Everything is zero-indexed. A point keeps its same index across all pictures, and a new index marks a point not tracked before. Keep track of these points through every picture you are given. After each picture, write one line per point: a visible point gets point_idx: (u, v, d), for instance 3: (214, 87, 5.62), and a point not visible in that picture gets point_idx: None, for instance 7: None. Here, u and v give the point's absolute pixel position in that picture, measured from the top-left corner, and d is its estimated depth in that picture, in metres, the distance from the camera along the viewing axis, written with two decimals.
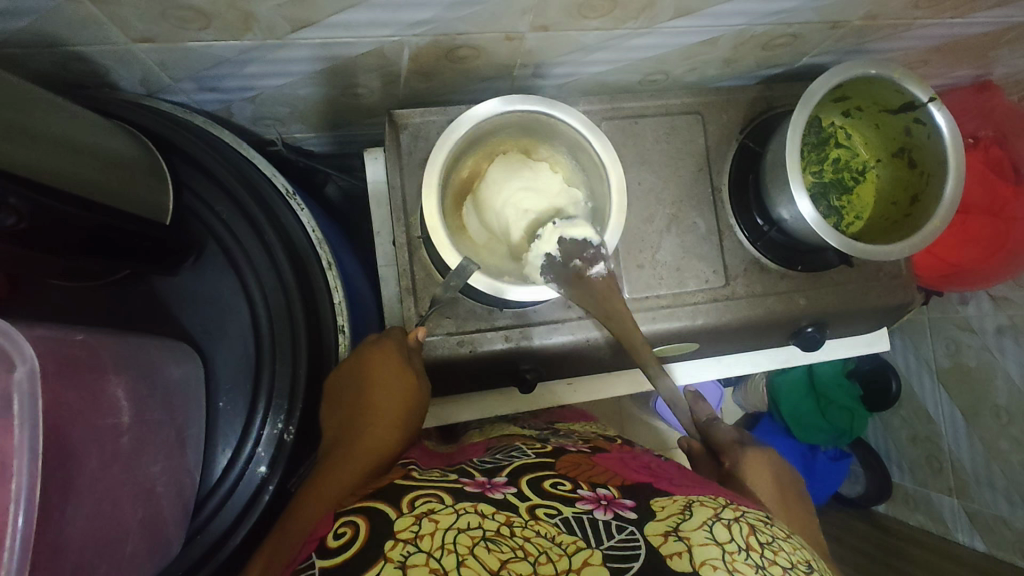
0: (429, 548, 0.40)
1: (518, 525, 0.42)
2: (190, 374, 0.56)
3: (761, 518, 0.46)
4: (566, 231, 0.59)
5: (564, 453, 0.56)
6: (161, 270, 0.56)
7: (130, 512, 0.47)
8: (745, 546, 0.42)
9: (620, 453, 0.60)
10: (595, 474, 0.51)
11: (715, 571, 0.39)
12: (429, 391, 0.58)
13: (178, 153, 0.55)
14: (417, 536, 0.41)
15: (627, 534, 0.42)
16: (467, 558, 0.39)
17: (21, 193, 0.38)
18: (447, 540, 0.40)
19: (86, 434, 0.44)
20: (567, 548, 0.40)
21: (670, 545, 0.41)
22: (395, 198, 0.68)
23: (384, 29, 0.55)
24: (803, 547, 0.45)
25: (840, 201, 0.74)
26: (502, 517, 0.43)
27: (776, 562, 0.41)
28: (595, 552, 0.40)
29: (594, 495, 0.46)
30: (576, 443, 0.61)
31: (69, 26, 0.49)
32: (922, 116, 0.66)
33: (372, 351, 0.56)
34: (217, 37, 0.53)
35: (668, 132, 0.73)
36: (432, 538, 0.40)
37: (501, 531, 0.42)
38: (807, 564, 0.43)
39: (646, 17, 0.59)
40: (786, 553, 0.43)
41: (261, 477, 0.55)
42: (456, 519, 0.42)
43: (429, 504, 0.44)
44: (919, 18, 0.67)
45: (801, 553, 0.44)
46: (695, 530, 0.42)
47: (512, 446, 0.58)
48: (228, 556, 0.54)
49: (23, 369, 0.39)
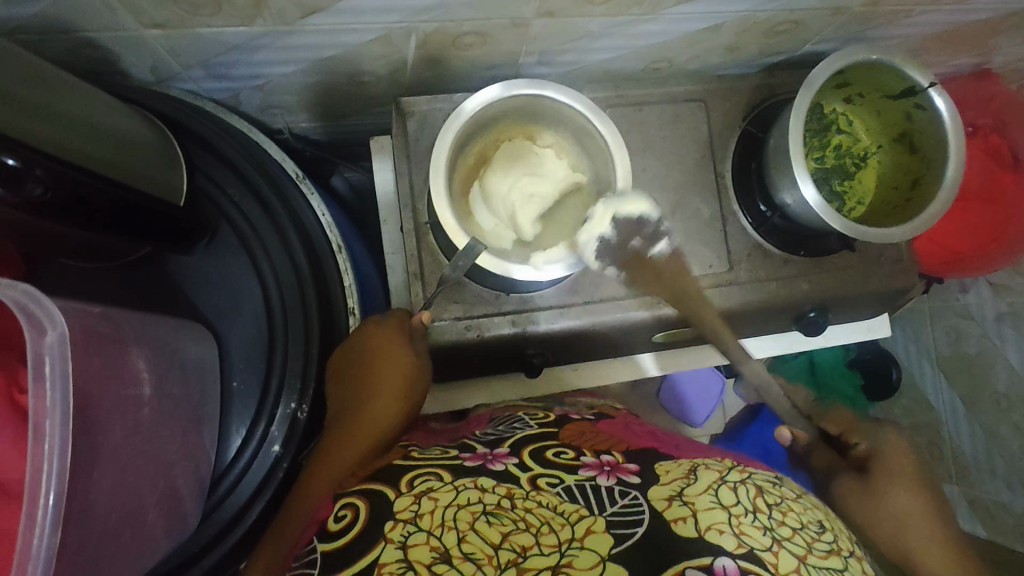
0: (429, 526, 0.40)
1: (520, 497, 0.43)
2: (206, 353, 0.57)
3: (769, 480, 0.47)
4: (619, 208, 0.62)
5: (565, 421, 0.57)
6: (179, 249, 0.57)
7: (149, 483, 0.48)
8: (752, 508, 0.43)
9: (624, 418, 0.62)
10: (600, 441, 0.52)
11: (721, 535, 0.40)
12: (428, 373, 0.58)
13: (192, 138, 0.56)
14: (416, 515, 0.41)
15: (631, 499, 0.43)
16: (468, 534, 0.40)
17: (49, 165, 0.40)
18: (448, 517, 0.41)
19: (111, 403, 0.46)
20: (570, 516, 0.41)
21: (675, 511, 0.42)
22: (402, 184, 0.69)
23: (392, 15, 0.55)
24: (811, 504, 0.47)
25: (842, 186, 0.75)
26: (503, 491, 0.44)
27: (784, 522, 0.42)
28: (598, 520, 0.41)
29: (597, 461, 0.48)
30: (582, 410, 0.63)
31: (82, 12, 0.50)
32: (923, 101, 0.67)
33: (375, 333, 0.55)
34: (228, 23, 0.53)
35: (672, 120, 0.74)
36: (432, 516, 0.40)
37: (501, 504, 0.42)
38: (816, 523, 0.44)
39: (650, 3, 0.60)
40: (795, 513, 0.44)
41: (275, 455, 0.56)
42: (456, 495, 0.43)
43: (428, 482, 0.44)
44: (919, 5, 0.68)
45: (811, 512, 0.45)
46: (700, 495, 0.43)
47: (516, 417, 0.59)
48: (247, 529, 0.55)
49: (54, 334, 0.40)
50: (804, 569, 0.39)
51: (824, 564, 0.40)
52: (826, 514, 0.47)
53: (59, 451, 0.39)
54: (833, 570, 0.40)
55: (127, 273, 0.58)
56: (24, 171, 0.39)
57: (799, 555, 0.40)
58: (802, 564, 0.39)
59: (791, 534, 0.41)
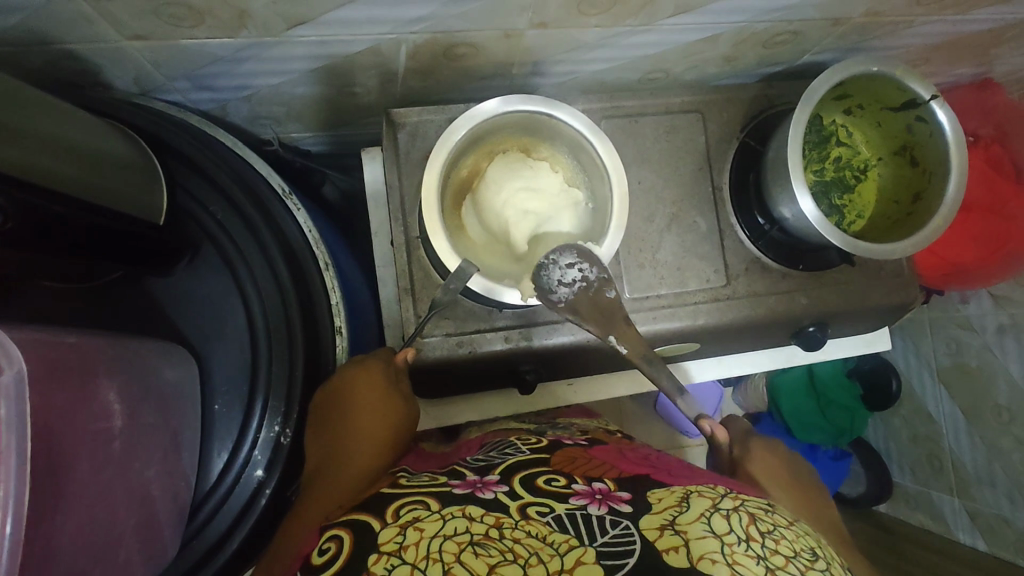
0: (413, 559, 0.39)
1: (508, 527, 0.42)
2: (185, 376, 0.55)
3: (762, 507, 0.46)
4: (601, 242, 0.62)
5: (558, 447, 0.55)
6: (155, 270, 0.56)
7: (124, 517, 0.47)
8: (745, 537, 0.41)
9: (617, 445, 0.60)
10: (591, 467, 0.50)
11: (714, 565, 0.39)
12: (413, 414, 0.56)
13: (173, 154, 0.55)
14: (400, 548, 0.40)
15: (622, 528, 0.42)
16: (453, 567, 0.38)
17: (12, 189, 0.38)
18: (432, 550, 0.39)
19: (76, 439, 0.44)
20: (559, 546, 0.40)
21: (667, 540, 0.41)
22: (393, 197, 0.67)
23: (381, 26, 0.54)
24: (806, 533, 0.45)
25: (842, 199, 0.74)
26: (491, 520, 0.42)
27: (778, 551, 0.41)
28: (589, 550, 0.40)
29: (589, 488, 0.46)
30: (574, 436, 0.61)
31: (60, 24, 0.48)
32: (924, 113, 0.66)
33: (355, 374, 0.54)
34: (211, 34, 0.52)
35: (668, 131, 0.73)
36: (417, 548, 0.40)
37: (489, 534, 0.41)
38: (809, 552, 0.42)
39: (646, 14, 0.59)
40: (788, 542, 0.42)
41: (258, 480, 0.54)
42: (442, 525, 0.41)
43: (415, 511, 0.43)
44: (920, 15, 0.67)
45: (804, 540, 0.44)
46: (693, 523, 0.42)
47: (507, 443, 0.57)
48: (226, 560, 0.53)
49: (11, 372, 0.38)
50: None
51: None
52: (820, 541, 0.45)
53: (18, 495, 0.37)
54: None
55: (110, 291, 0.57)
56: None
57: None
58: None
59: (786, 563, 0.40)
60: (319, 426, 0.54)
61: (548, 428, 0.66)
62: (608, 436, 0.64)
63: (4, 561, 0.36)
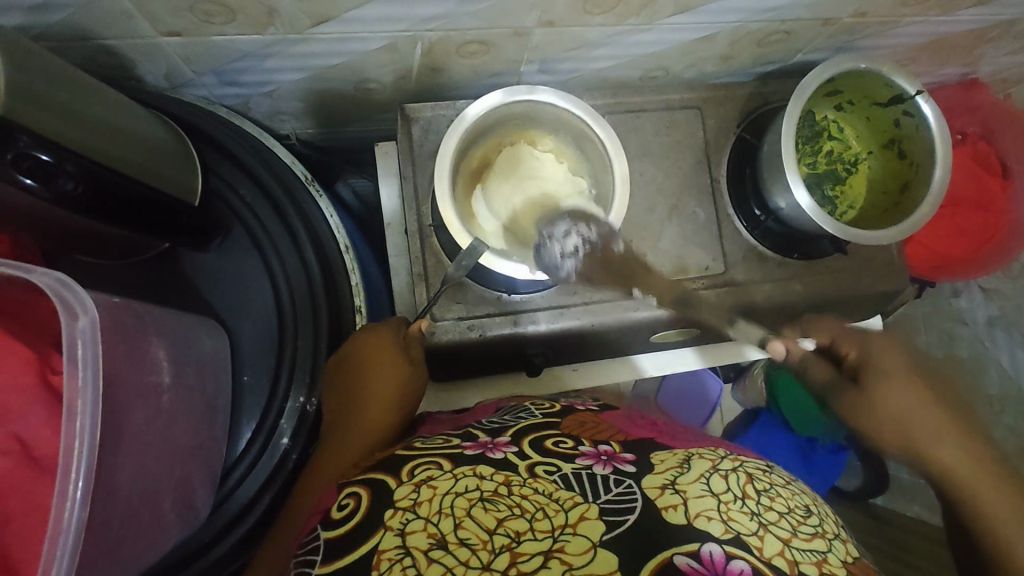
0: (427, 514, 0.42)
1: (517, 484, 0.45)
2: (219, 347, 0.58)
3: (760, 468, 0.49)
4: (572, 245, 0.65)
5: (570, 412, 0.58)
6: (195, 244, 0.59)
7: (167, 471, 0.50)
8: (741, 495, 0.45)
9: (627, 411, 0.64)
10: (599, 431, 0.53)
11: (709, 522, 0.42)
12: (421, 382, 0.59)
13: (205, 141, 0.58)
14: (415, 503, 0.43)
15: (625, 487, 0.45)
16: (464, 520, 0.41)
17: (79, 160, 0.42)
18: (445, 505, 0.42)
19: (134, 389, 0.47)
20: (565, 503, 0.43)
21: (666, 498, 0.44)
22: (407, 188, 0.71)
23: (399, 24, 0.58)
24: (801, 492, 0.48)
25: (834, 191, 0.77)
26: (500, 478, 0.45)
27: (772, 508, 0.44)
28: (592, 507, 0.43)
29: (595, 451, 0.49)
30: (586, 402, 0.65)
31: (102, 20, 0.52)
32: (911, 108, 0.69)
33: (370, 342, 0.56)
34: (240, 31, 0.55)
35: (668, 126, 0.76)
36: (430, 504, 0.42)
37: (498, 491, 0.44)
38: (802, 508, 0.46)
39: (647, 13, 0.62)
40: (784, 499, 0.46)
41: (284, 447, 0.58)
42: (455, 483, 0.44)
43: (428, 471, 0.46)
44: (906, 15, 0.71)
45: (799, 498, 0.47)
46: (693, 484, 0.45)
47: (521, 407, 0.61)
48: (255, 520, 0.57)
49: (85, 319, 0.42)
50: (788, 552, 0.41)
51: (808, 547, 0.42)
52: (813, 501, 0.48)
53: (90, 429, 0.41)
54: (817, 552, 0.42)
55: (141, 272, 0.60)
56: (57, 167, 0.41)
57: (783, 539, 0.42)
58: (787, 547, 0.42)
59: (778, 518, 0.43)
60: (334, 391, 0.57)
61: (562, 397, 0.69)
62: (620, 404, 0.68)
63: (82, 490, 0.40)
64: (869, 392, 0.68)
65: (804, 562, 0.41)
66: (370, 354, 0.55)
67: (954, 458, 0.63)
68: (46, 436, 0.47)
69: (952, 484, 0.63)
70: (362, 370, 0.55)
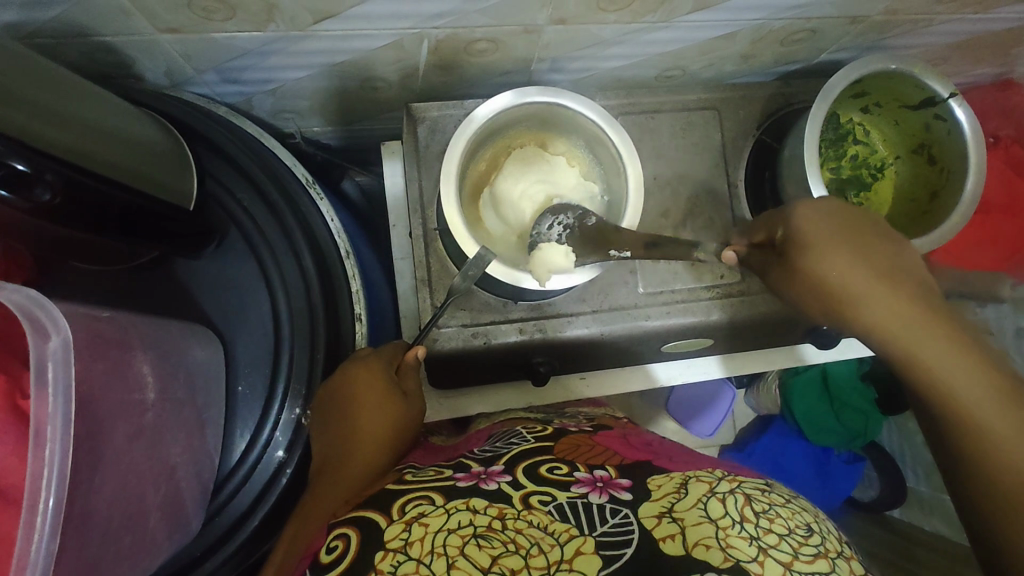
0: (419, 554, 0.40)
1: (511, 518, 0.43)
2: (212, 357, 0.57)
3: (759, 488, 0.46)
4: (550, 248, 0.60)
5: (563, 435, 0.56)
6: (188, 252, 0.57)
7: (151, 490, 0.49)
8: (739, 518, 0.42)
9: (621, 430, 0.61)
10: (594, 454, 0.51)
11: (708, 551, 0.40)
12: (417, 415, 0.56)
13: (201, 140, 0.57)
14: (406, 543, 0.41)
15: (622, 517, 0.43)
16: (457, 560, 0.39)
17: (57, 169, 0.40)
18: (437, 543, 0.41)
19: (113, 408, 0.46)
20: (560, 537, 0.41)
21: (664, 527, 0.42)
22: (412, 190, 0.68)
23: (404, 21, 0.55)
24: (802, 509, 0.45)
25: (859, 198, 0.74)
26: (494, 511, 0.43)
27: (772, 530, 0.42)
28: (588, 540, 0.41)
29: (591, 477, 0.47)
30: (579, 423, 0.62)
31: (98, 17, 0.50)
32: (942, 112, 0.66)
33: (358, 372, 0.54)
34: (240, 28, 0.54)
35: (685, 127, 0.73)
36: (422, 544, 0.41)
37: (491, 526, 0.42)
38: (804, 528, 0.43)
39: (664, 11, 0.59)
40: (783, 519, 0.43)
41: (279, 461, 0.57)
42: (447, 520, 0.42)
43: (420, 507, 0.44)
44: (940, 14, 0.67)
45: (800, 516, 0.44)
46: (690, 510, 0.43)
47: (513, 433, 0.59)
48: (245, 537, 0.56)
49: (57, 339, 0.40)
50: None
51: (811, 570, 0.39)
52: (816, 517, 0.45)
53: (59, 457, 0.39)
54: (821, 575, 0.39)
55: (136, 279, 0.59)
56: (35, 177, 0.40)
57: (785, 562, 0.39)
58: (789, 572, 0.39)
59: (779, 540, 0.41)
60: (326, 425, 0.55)
61: (556, 418, 0.66)
62: (614, 422, 0.65)
63: (50, 520, 0.39)
64: (799, 270, 0.49)
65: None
66: (358, 387, 0.54)
67: (885, 309, 0.47)
68: (11, 466, 0.45)
69: (901, 344, 0.47)
70: (351, 405, 0.53)
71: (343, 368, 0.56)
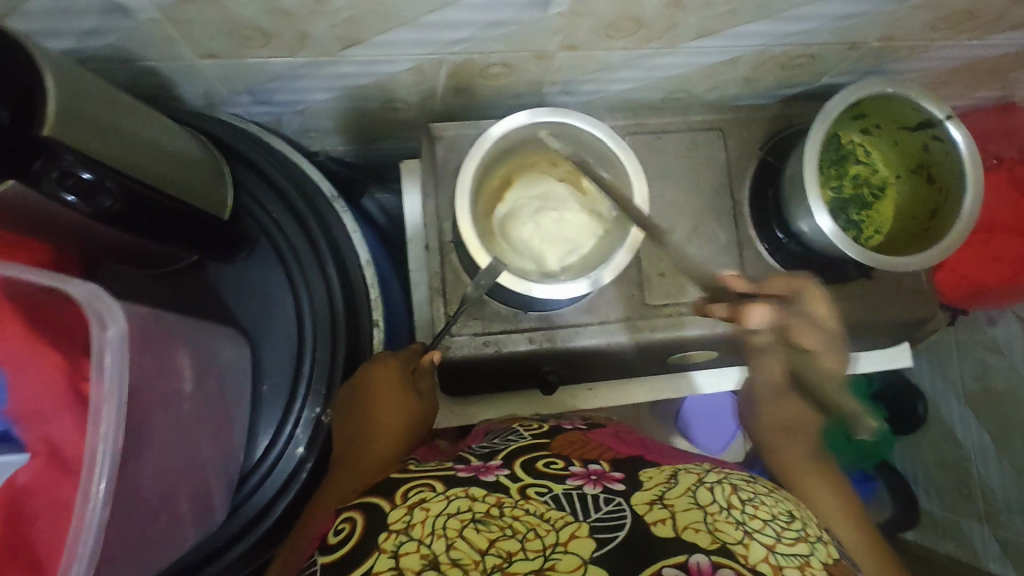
0: (420, 536, 0.42)
1: (509, 505, 0.45)
2: (240, 356, 0.61)
3: (745, 478, 0.48)
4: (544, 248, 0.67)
5: (559, 432, 0.57)
6: (222, 257, 0.61)
7: (186, 474, 0.52)
8: (727, 505, 0.44)
9: (615, 427, 0.63)
10: (589, 450, 0.53)
11: (697, 534, 0.42)
12: (431, 412, 0.60)
13: (236, 156, 0.63)
14: (408, 525, 0.43)
15: (613, 505, 0.45)
16: (456, 541, 0.42)
17: (118, 178, 0.45)
18: (438, 526, 0.43)
19: (156, 395, 0.50)
20: (556, 524, 0.43)
21: (655, 513, 0.44)
22: (428, 205, 0.72)
23: (424, 47, 0.59)
24: (784, 498, 0.48)
25: (860, 215, 0.75)
26: (492, 500, 0.45)
27: (757, 516, 0.44)
28: (582, 526, 0.43)
29: (585, 470, 0.49)
30: (574, 421, 0.64)
31: (146, 43, 0.55)
32: (941, 133, 0.68)
33: (374, 369, 0.58)
34: (274, 54, 0.58)
35: (690, 147, 0.76)
36: (423, 526, 0.43)
37: (490, 512, 0.44)
38: (786, 514, 0.45)
39: (669, 37, 0.63)
40: (767, 506, 0.45)
41: (299, 458, 0.60)
42: (447, 504, 0.44)
43: (421, 493, 0.46)
44: (937, 40, 0.70)
45: (783, 503, 0.46)
46: (679, 496, 0.45)
47: (510, 430, 0.61)
48: (267, 528, 0.60)
49: (114, 328, 0.44)
50: (773, 558, 0.41)
51: (791, 552, 0.42)
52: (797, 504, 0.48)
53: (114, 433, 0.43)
54: (799, 557, 0.42)
55: (168, 282, 0.63)
56: (99, 184, 0.44)
57: (768, 545, 0.41)
58: (771, 554, 0.41)
59: (763, 525, 0.43)
60: (344, 421, 0.58)
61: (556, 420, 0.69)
62: (608, 421, 0.67)
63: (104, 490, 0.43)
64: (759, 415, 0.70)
65: (787, 566, 0.41)
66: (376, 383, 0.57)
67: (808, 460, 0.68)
68: (71, 440, 0.50)
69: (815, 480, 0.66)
70: (370, 401, 0.56)
71: (359, 368, 0.59)
